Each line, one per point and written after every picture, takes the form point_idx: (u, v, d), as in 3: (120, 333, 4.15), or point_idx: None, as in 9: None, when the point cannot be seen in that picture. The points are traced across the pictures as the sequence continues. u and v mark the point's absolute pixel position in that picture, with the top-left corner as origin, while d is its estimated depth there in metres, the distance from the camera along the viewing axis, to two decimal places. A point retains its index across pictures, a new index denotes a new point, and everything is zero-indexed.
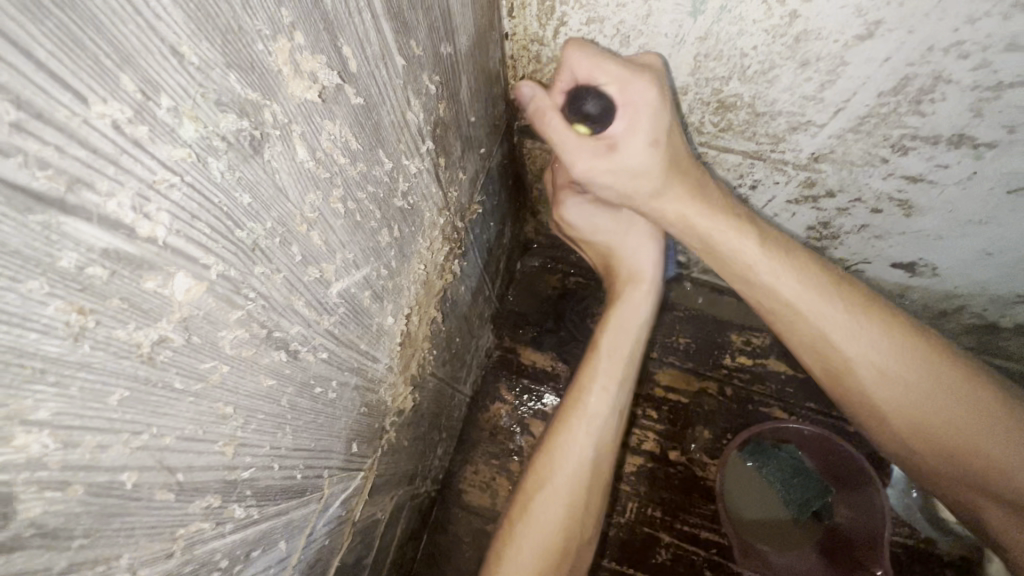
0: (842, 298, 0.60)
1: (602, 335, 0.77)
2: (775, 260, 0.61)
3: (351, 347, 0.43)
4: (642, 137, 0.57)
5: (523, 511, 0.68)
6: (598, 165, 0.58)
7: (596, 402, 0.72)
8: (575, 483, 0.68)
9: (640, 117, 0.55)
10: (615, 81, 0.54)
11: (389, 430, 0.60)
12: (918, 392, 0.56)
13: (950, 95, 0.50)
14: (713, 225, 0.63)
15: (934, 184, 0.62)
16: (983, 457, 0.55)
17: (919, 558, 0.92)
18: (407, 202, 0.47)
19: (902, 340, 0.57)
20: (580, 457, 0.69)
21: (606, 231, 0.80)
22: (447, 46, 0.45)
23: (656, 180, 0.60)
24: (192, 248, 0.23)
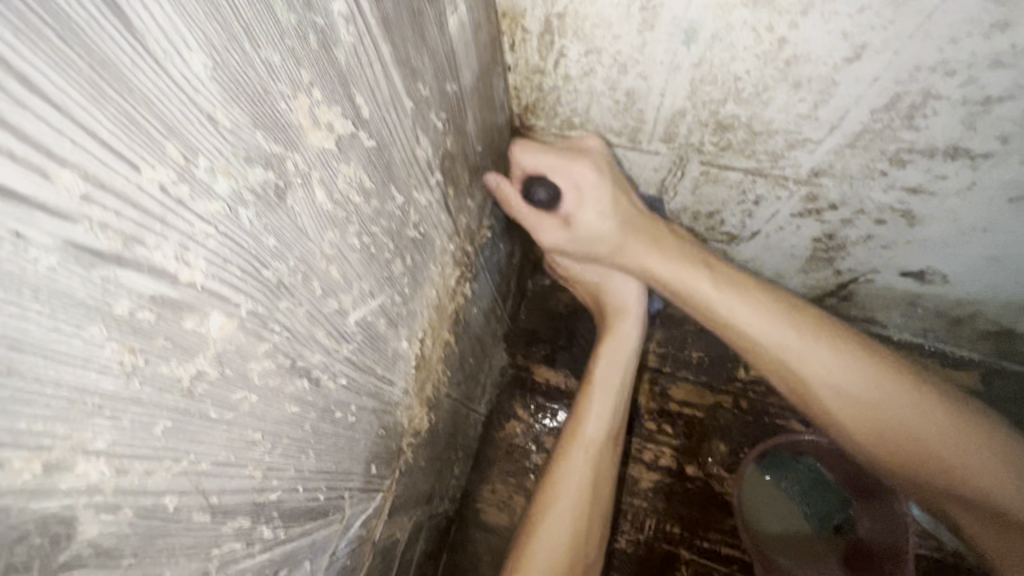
0: (794, 325, 0.66)
1: (593, 371, 0.79)
2: (730, 294, 0.69)
3: (369, 372, 0.45)
4: (590, 208, 0.70)
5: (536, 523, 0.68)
6: (561, 236, 0.73)
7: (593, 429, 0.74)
8: (583, 496, 0.70)
9: (583, 196, 0.70)
10: (551, 168, 0.69)
11: (406, 450, 0.62)
12: (877, 408, 0.61)
13: (942, 110, 0.51)
14: (671, 270, 0.73)
15: (935, 194, 0.63)
16: (945, 467, 0.58)
17: (947, 569, 0.91)
18: (418, 232, 0.49)
19: (858, 362, 0.63)
20: (580, 482, 0.70)
21: (592, 275, 0.83)
22: (452, 85, 0.48)
23: (610, 241, 0.74)
24: (225, 289, 0.26)
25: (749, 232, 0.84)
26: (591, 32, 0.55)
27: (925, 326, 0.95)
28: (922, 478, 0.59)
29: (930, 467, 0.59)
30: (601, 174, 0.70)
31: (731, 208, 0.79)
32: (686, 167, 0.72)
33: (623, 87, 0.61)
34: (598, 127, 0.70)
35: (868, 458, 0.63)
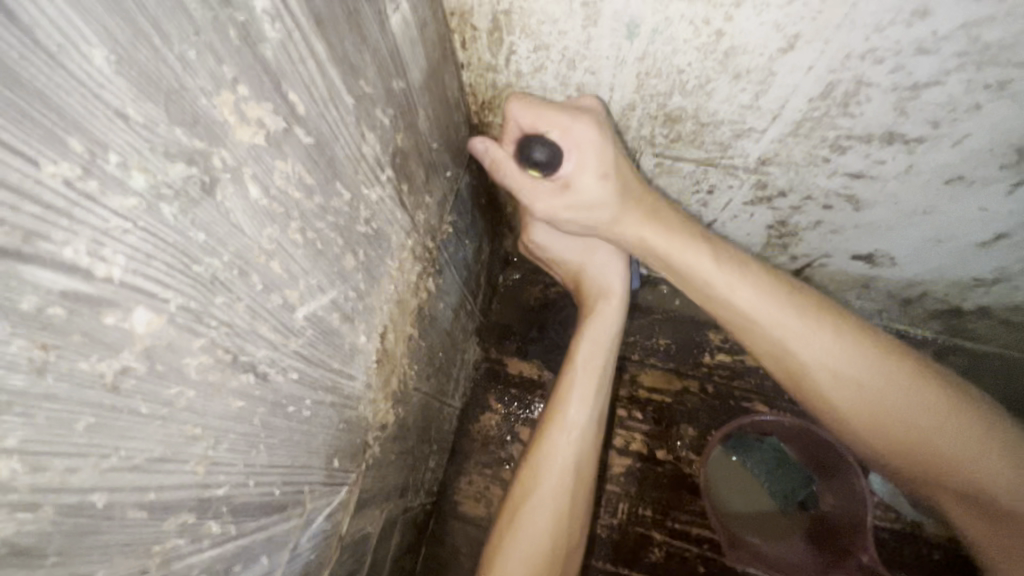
0: (796, 308, 0.66)
1: (577, 350, 0.79)
2: (734, 275, 0.68)
3: (323, 367, 0.45)
4: (592, 177, 0.66)
5: (509, 524, 0.70)
6: (557, 201, 0.68)
7: (576, 413, 0.75)
8: (560, 490, 0.71)
9: (584, 156, 0.64)
10: (557, 128, 0.62)
11: (372, 445, 0.62)
12: (869, 391, 0.64)
13: (873, 97, 0.53)
14: (676, 248, 0.70)
15: (877, 179, 0.65)
16: (933, 448, 0.63)
17: (904, 539, 0.95)
18: (370, 228, 0.49)
19: (852, 345, 0.65)
20: (564, 464, 0.72)
21: (572, 250, 0.83)
22: (398, 81, 0.49)
23: (609, 208, 0.69)
24: (150, 284, 0.26)
25: (708, 221, 0.86)
26: (538, 26, 0.56)
27: (880, 307, 0.98)
28: (904, 454, 0.65)
29: (912, 444, 0.64)
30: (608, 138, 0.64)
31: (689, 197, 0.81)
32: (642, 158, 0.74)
33: (574, 82, 0.62)
34: None
35: (856, 436, 0.67)
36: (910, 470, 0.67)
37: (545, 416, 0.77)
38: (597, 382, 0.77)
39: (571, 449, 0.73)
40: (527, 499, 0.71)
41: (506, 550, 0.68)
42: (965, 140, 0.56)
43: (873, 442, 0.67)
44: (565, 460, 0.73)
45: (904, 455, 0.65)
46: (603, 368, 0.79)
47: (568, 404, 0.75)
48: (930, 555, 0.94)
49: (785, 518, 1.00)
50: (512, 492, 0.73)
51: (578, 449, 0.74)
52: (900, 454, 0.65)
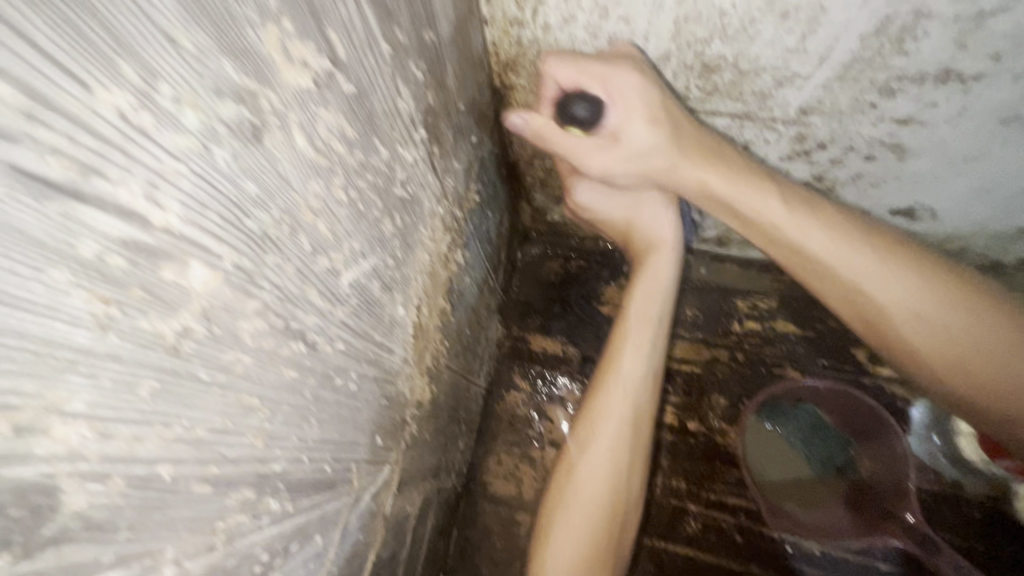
0: (844, 232, 0.62)
1: (629, 304, 0.77)
2: (800, 215, 0.63)
3: (367, 339, 0.43)
4: (638, 125, 0.61)
5: (563, 491, 0.69)
6: (606, 157, 0.63)
7: (630, 364, 0.73)
8: (620, 443, 0.70)
9: (631, 103, 0.59)
10: (597, 79, 0.58)
11: (410, 422, 0.61)
12: (944, 327, 0.59)
13: (933, 31, 0.50)
14: (727, 183, 0.64)
15: (925, 124, 0.62)
16: (1012, 387, 0.58)
17: (945, 500, 0.93)
18: (406, 191, 0.47)
19: (924, 282, 0.60)
20: (624, 413, 0.71)
21: (617, 210, 0.78)
22: (429, 32, 0.46)
23: (666, 156, 0.63)
24: (205, 238, 0.24)
25: None
26: None
27: None
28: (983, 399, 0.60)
29: (973, 364, 0.59)
30: (652, 84, 0.60)
31: None
32: None
33: (606, 34, 0.59)
34: None
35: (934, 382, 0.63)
36: (991, 415, 0.61)
37: (599, 370, 0.75)
38: (650, 333, 0.75)
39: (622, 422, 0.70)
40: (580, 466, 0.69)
41: (564, 508, 0.67)
42: None
43: (940, 372, 0.61)
44: (615, 427, 0.70)
45: (969, 381, 0.60)
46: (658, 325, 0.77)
47: (621, 356, 0.74)
48: (972, 514, 0.92)
49: (824, 488, 0.96)
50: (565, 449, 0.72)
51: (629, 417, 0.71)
52: (982, 397, 0.60)
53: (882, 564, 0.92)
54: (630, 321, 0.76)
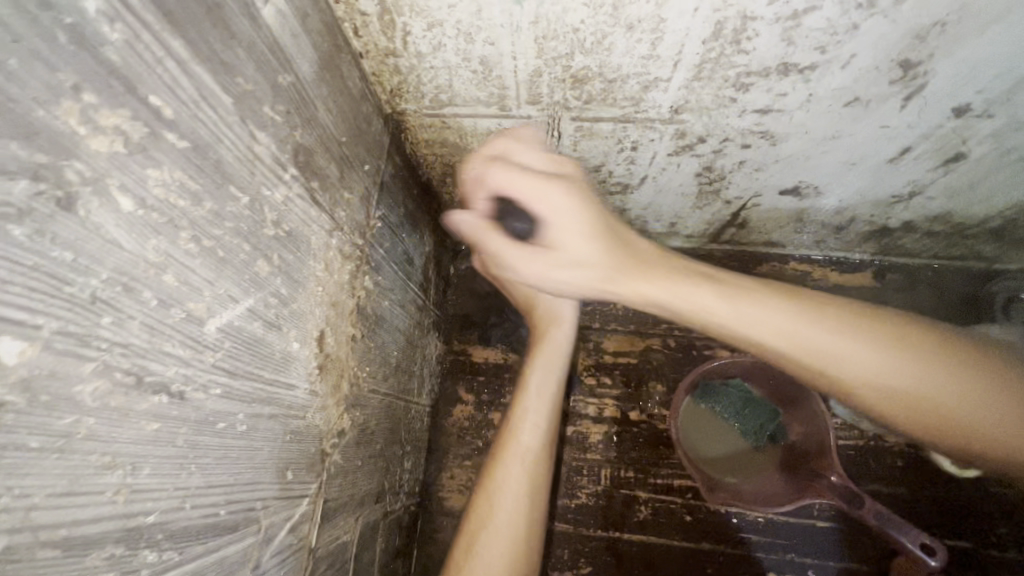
0: (767, 305, 0.60)
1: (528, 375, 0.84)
2: (710, 292, 0.61)
3: (251, 379, 0.44)
4: (574, 219, 0.61)
5: (470, 530, 0.76)
6: (543, 263, 0.64)
7: (528, 439, 0.79)
8: (516, 515, 0.75)
9: (555, 210, 0.61)
10: (529, 192, 0.61)
11: (329, 453, 0.61)
12: (891, 380, 0.56)
13: (761, 30, 0.55)
14: (672, 295, 0.63)
15: (783, 111, 0.67)
16: (971, 429, 0.56)
17: (869, 453, 1.00)
18: (282, 230, 0.48)
19: (854, 339, 0.57)
20: (519, 486, 0.77)
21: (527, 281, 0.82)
22: (285, 76, 0.47)
23: (602, 267, 0.64)
24: (13, 312, 0.25)
25: (638, 178, 0.87)
26: (426, 4, 0.55)
27: (816, 237, 1.02)
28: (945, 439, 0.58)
29: (945, 416, 0.56)
30: (582, 196, 0.62)
31: (613, 158, 0.82)
32: (561, 125, 0.74)
33: (476, 56, 0.62)
34: (468, 100, 0.70)
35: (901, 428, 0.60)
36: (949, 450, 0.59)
37: (501, 440, 0.81)
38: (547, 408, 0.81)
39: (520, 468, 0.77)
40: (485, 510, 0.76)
41: None
42: (853, 61, 0.58)
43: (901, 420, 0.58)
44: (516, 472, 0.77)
45: (930, 427, 0.57)
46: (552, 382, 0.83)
47: (522, 429, 0.80)
48: (894, 463, 0.99)
49: (758, 456, 1.02)
50: (467, 517, 0.77)
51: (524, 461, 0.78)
52: (937, 437, 0.58)
53: (819, 521, 0.97)
54: (527, 396, 0.81)
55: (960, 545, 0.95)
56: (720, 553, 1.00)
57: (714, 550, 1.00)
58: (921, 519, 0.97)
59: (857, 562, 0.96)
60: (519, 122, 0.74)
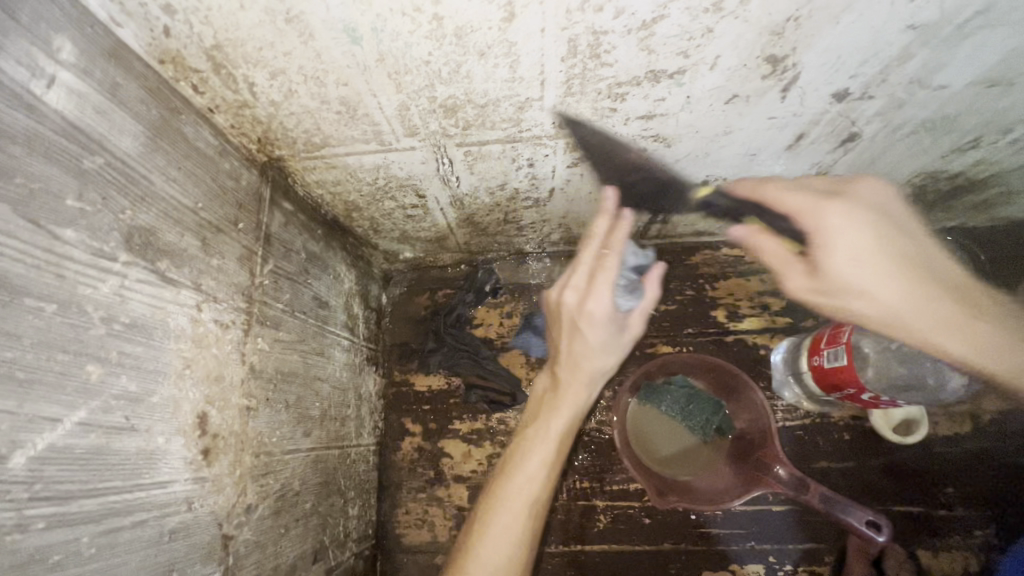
0: (931, 292, 0.55)
1: (546, 413, 0.79)
2: (886, 287, 0.53)
3: (93, 496, 0.41)
4: (866, 241, 0.52)
5: (457, 572, 0.68)
6: (801, 280, 0.57)
7: (533, 481, 0.74)
8: (511, 556, 0.70)
9: (844, 239, 0.52)
10: (800, 211, 0.54)
11: (232, 535, 0.58)
12: (1011, 358, 0.59)
13: (616, 44, 0.52)
14: (896, 309, 0.55)
15: (667, 114, 0.65)
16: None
17: (816, 431, 1.00)
18: (120, 325, 0.44)
19: (982, 320, 0.58)
20: (518, 525, 0.71)
21: (597, 332, 0.75)
22: (95, 158, 0.43)
23: (877, 301, 0.54)
24: None
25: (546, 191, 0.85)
26: (259, 54, 0.51)
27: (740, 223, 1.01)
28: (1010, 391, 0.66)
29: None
30: (875, 201, 0.54)
31: (514, 175, 0.79)
32: (449, 152, 0.71)
33: (334, 97, 0.58)
34: (343, 140, 0.67)
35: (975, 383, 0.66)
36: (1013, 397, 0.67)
37: (503, 476, 0.76)
38: (555, 452, 0.77)
39: (522, 508, 0.72)
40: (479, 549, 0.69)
41: None
42: (720, 61, 0.56)
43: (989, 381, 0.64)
44: (521, 515, 0.72)
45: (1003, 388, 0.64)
46: (567, 429, 0.79)
47: (526, 468, 0.75)
48: (842, 438, 0.99)
49: (707, 449, 1.02)
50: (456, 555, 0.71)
51: (530, 505, 0.73)
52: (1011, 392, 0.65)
53: (774, 506, 0.98)
54: (534, 436, 0.77)
55: (911, 511, 0.96)
56: (682, 551, 0.99)
57: (675, 550, 0.99)
58: (872, 490, 0.97)
59: (815, 542, 0.96)
60: (405, 154, 0.70)
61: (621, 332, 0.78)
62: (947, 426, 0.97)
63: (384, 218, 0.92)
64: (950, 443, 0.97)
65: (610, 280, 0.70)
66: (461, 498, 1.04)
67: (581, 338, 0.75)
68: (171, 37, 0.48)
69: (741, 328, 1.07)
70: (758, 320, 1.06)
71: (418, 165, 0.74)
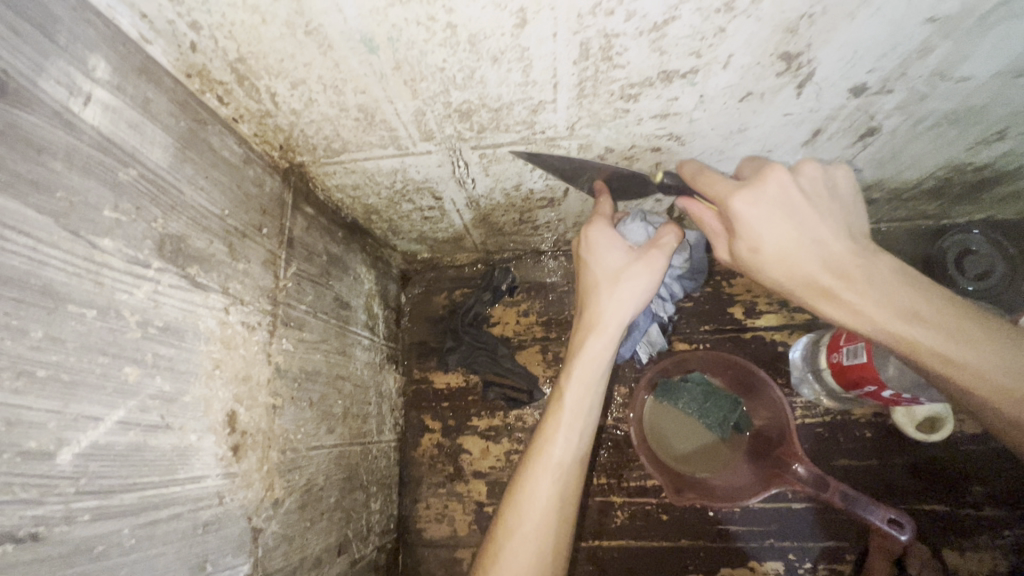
0: (882, 264, 0.56)
1: (569, 371, 0.81)
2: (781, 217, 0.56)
3: (133, 488, 0.44)
4: (821, 220, 0.57)
5: (501, 532, 0.74)
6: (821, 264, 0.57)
7: (558, 452, 0.77)
8: (545, 519, 0.74)
9: (721, 241, 0.65)
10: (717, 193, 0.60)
11: (261, 527, 0.61)
12: (891, 300, 0.55)
13: (628, 46, 0.53)
14: (817, 239, 0.57)
15: (680, 114, 0.65)
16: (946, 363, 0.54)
17: (837, 428, 0.99)
18: (156, 329, 0.47)
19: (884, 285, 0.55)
20: (544, 500, 0.74)
21: (617, 255, 0.77)
22: (128, 171, 0.45)
23: (794, 275, 0.59)
24: None
25: (560, 191, 0.86)
26: (280, 65, 0.53)
27: None
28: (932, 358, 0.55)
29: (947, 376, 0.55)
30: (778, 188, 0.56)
31: (529, 176, 0.80)
32: (465, 156, 0.73)
33: (353, 105, 0.60)
34: (362, 145, 0.68)
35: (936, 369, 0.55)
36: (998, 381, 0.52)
37: (532, 448, 0.80)
38: (575, 420, 0.79)
39: (548, 476, 0.76)
40: (517, 526, 0.73)
41: None
42: (733, 60, 0.56)
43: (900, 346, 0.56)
44: (546, 482, 0.76)
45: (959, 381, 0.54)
46: (590, 397, 0.80)
47: (551, 443, 0.78)
48: (865, 435, 0.98)
49: (726, 445, 1.02)
50: (499, 513, 0.77)
51: (556, 472, 0.76)
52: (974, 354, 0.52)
53: (793, 504, 0.97)
54: (555, 405, 0.81)
55: (938, 509, 0.94)
56: (701, 547, 0.99)
57: (694, 546, 0.99)
58: (895, 488, 0.96)
59: (837, 540, 0.95)
60: (421, 157, 0.72)
61: (631, 263, 0.76)
62: (974, 422, 0.95)
63: (402, 220, 0.94)
64: (977, 440, 0.95)
65: (604, 216, 0.78)
66: (480, 494, 1.05)
67: (592, 270, 0.80)
68: (197, 51, 0.50)
69: (760, 324, 1.06)
70: (777, 317, 1.06)
71: (434, 168, 0.76)
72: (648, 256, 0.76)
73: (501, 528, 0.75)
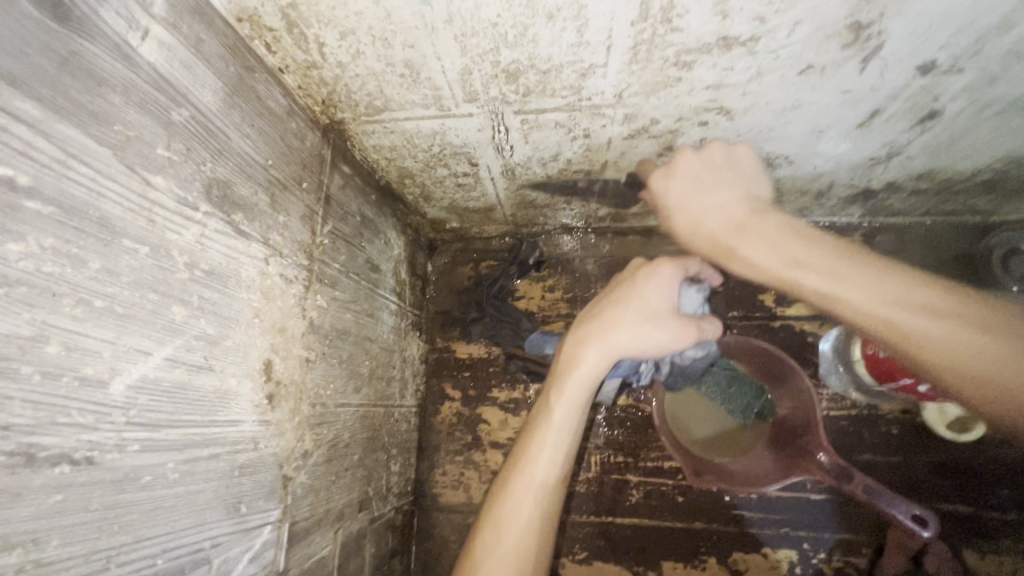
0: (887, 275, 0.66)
1: (558, 392, 0.82)
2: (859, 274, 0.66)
3: (179, 423, 0.44)
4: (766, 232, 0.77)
5: (485, 538, 0.77)
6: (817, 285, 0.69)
7: (543, 475, 0.79)
8: (519, 541, 0.76)
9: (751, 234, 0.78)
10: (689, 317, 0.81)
11: (292, 476, 0.62)
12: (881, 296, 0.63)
13: (690, 7, 0.50)
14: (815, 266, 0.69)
15: (733, 85, 0.63)
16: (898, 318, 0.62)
17: (863, 422, 0.97)
18: (203, 271, 0.47)
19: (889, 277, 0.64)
20: (524, 517, 0.77)
21: (653, 302, 0.81)
22: (181, 111, 0.45)
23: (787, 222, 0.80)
24: None
25: (599, 164, 0.84)
26: (332, 13, 0.52)
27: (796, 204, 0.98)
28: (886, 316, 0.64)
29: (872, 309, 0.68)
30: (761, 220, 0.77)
31: (569, 146, 0.78)
32: (506, 121, 0.71)
33: (399, 60, 0.58)
34: (404, 104, 0.67)
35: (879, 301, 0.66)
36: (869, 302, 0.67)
37: (516, 462, 0.82)
38: (561, 444, 0.81)
39: (528, 494, 0.78)
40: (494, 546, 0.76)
41: None
42: (798, 28, 0.53)
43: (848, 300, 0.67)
44: (529, 499, 0.78)
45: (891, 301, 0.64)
46: (574, 426, 0.82)
47: (535, 463, 0.80)
48: (891, 431, 0.96)
49: (748, 432, 1.02)
50: (482, 520, 0.80)
51: (540, 492, 0.79)
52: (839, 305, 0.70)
53: (813, 494, 0.96)
54: (542, 421, 0.82)
55: (962, 510, 0.93)
56: (715, 530, 0.99)
57: (707, 528, 0.99)
58: (920, 487, 0.94)
59: (853, 532, 0.95)
60: (461, 119, 0.71)
61: (666, 316, 0.80)
62: None
63: (435, 186, 0.93)
64: (1008, 444, 0.93)
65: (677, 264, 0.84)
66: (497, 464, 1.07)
67: (625, 296, 0.83)
68: None
69: (791, 313, 1.04)
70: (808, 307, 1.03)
71: (474, 133, 0.74)
72: (685, 322, 0.80)
73: (483, 535, 0.78)
